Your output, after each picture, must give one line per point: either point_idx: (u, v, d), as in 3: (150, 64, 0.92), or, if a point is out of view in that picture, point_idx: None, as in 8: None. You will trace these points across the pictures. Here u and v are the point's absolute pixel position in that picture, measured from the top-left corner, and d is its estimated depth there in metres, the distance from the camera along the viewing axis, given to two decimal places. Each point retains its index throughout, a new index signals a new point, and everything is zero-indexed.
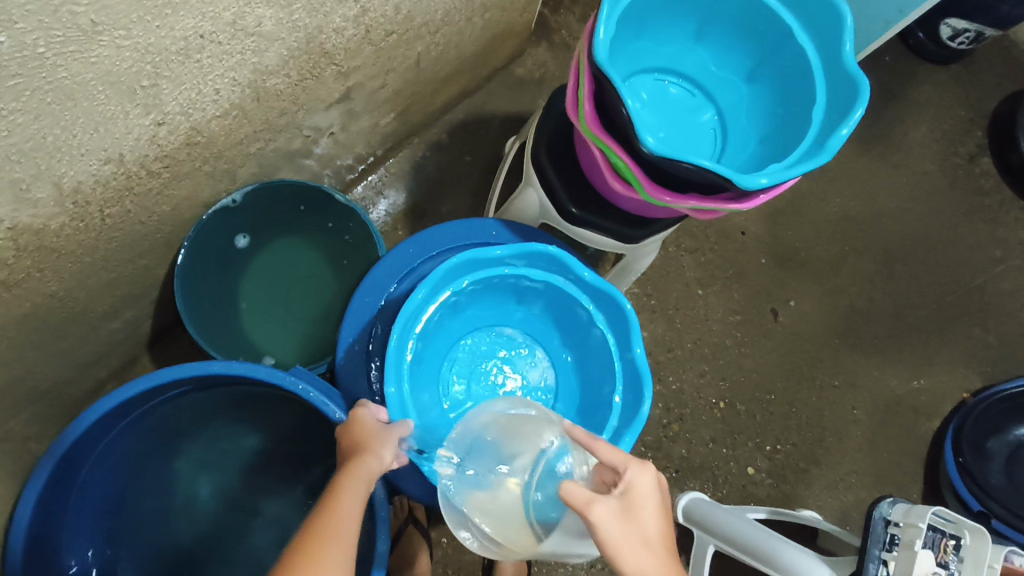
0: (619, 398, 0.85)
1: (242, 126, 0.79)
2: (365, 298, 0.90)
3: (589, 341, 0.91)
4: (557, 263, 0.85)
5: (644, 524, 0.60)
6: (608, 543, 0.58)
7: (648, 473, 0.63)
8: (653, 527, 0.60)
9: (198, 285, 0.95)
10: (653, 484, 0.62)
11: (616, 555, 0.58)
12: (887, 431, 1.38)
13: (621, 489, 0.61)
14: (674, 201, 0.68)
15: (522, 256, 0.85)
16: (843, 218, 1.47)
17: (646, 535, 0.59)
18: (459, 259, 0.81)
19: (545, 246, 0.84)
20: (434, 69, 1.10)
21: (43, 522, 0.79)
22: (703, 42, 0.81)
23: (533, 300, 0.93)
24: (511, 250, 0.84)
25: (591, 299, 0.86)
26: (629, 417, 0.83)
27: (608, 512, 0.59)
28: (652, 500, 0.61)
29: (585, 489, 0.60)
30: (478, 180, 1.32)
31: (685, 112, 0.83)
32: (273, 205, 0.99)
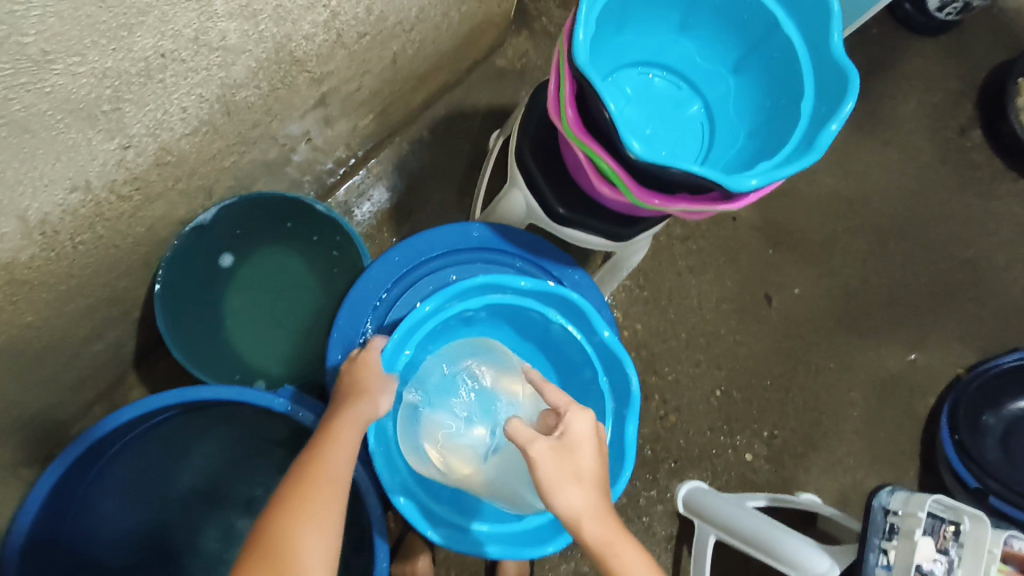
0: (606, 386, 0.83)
1: (214, 142, 0.76)
2: (349, 314, 0.88)
3: (552, 337, 0.87)
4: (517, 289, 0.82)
5: (579, 463, 0.63)
6: (544, 477, 0.62)
7: (588, 418, 0.66)
8: (588, 466, 0.64)
9: (180, 305, 0.93)
10: (592, 429, 0.66)
11: (549, 490, 0.62)
12: (883, 411, 1.39)
13: (562, 432, 0.64)
14: (664, 204, 0.66)
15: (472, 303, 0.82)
16: (833, 199, 1.46)
17: (579, 473, 0.63)
18: (397, 340, 0.77)
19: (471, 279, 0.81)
20: (412, 66, 1.07)
21: (44, 536, 0.80)
22: (688, 33, 0.79)
23: (489, 321, 0.89)
24: (437, 301, 0.80)
25: (547, 306, 0.83)
26: (622, 399, 0.81)
27: (548, 450, 0.63)
28: (589, 443, 0.65)
29: (527, 429, 0.63)
30: (463, 177, 1.30)
31: (672, 107, 0.81)
32: (249, 219, 0.96)
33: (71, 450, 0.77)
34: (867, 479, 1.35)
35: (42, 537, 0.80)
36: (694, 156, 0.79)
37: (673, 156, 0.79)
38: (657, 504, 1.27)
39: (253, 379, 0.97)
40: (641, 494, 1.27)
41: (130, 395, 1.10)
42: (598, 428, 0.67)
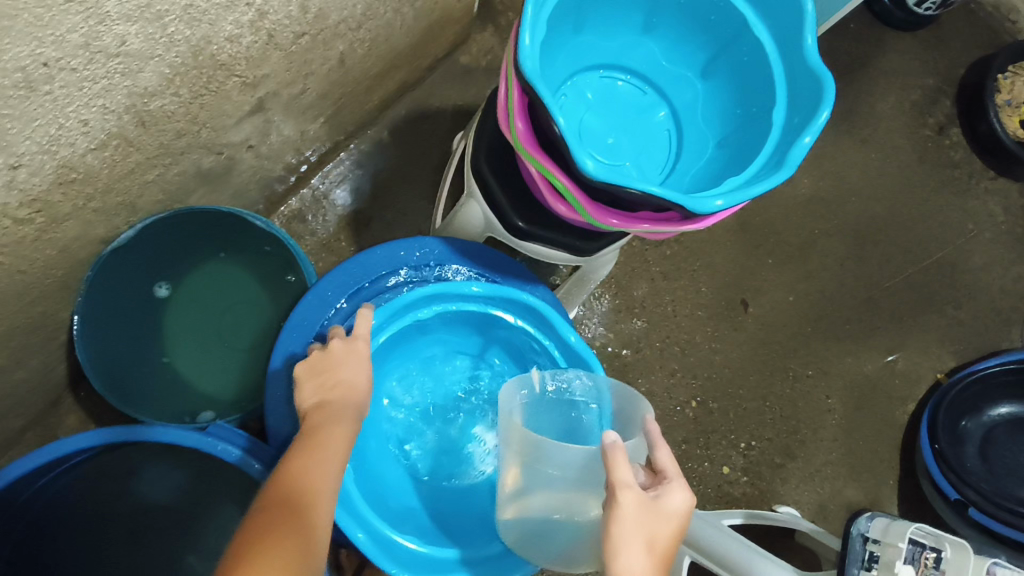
0: None
1: (130, 155, 0.69)
2: (290, 341, 0.81)
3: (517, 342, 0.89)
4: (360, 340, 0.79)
5: (658, 535, 0.58)
6: (616, 522, 0.58)
7: (689, 496, 0.61)
8: (663, 541, 0.58)
9: (107, 334, 0.86)
10: (686, 508, 0.61)
11: (614, 539, 0.57)
12: (862, 418, 1.35)
13: (656, 493, 0.60)
14: (624, 225, 0.60)
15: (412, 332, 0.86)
16: (811, 199, 1.41)
17: (652, 542, 0.58)
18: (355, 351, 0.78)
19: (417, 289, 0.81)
20: (364, 66, 1.00)
21: None
22: (653, 34, 0.73)
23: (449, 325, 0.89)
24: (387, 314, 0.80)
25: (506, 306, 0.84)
26: None
27: (633, 502, 0.59)
28: (677, 519, 0.60)
29: (627, 472, 0.60)
30: (425, 181, 1.22)
31: (635, 113, 0.75)
32: (181, 235, 0.89)
33: None
34: (846, 489, 1.31)
35: None
36: (660, 165, 0.73)
37: (636, 167, 0.73)
38: None
39: (195, 405, 0.89)
40: None
41: (66, 420, 0.99)
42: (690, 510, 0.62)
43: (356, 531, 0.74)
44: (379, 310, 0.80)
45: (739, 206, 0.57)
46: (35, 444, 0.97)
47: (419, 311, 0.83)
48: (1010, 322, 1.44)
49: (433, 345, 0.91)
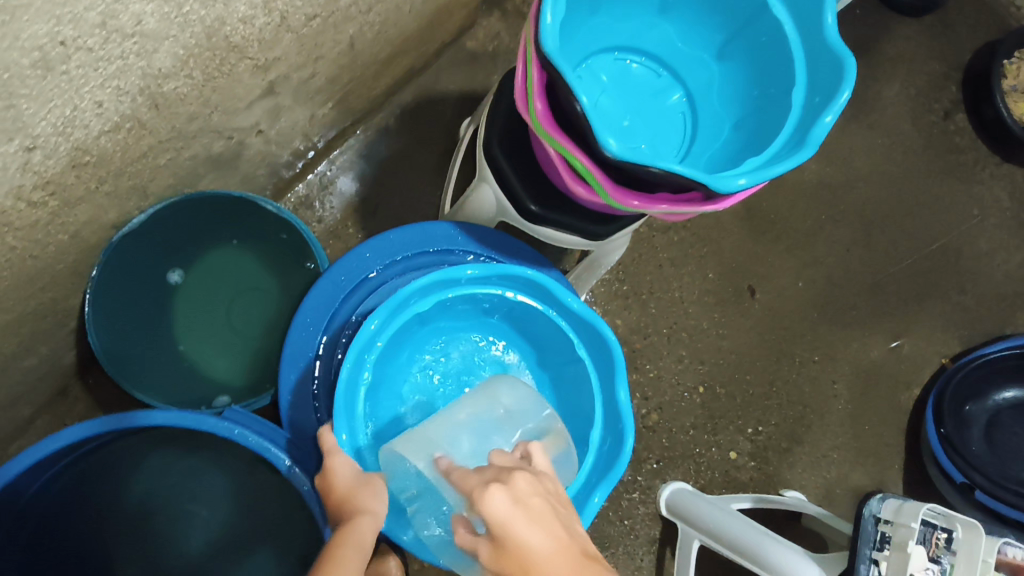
0: (585, 354, 0.79)
1: (143, 139, 0.68)
2: (304, 328, 0.81)
3: (527, 319, 0.83)
4: (360, 342, 0.73)
5: (519, 550, 0.51)
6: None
7: (495, 490, 0.54)
8: (532, 547, 0.51)
9: (121, 320, 0.85)
10: (509, 498, 0.54)
11: None
12: (868, 403, 1.35)
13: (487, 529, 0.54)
14: (644, 206, 0.60)
15: (414, 322, 0.81)
16: (818, 185, 1.41)
17: (527, 564, 0.51)
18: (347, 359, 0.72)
19: (412, 284, 0.75)
20: (371, 50, 0.99)
21: None
22: (668, 15, 0.72)
23: (453, 310, 0.84)
24: (383, 314, 0.74)
25: (512, 287, 0.79)
26: (606, 366, 0.77)
27: (489, 557, 0.53)
28: (516, 518, 0.53)
29: (467, 540, 0.56)
30: (432, 168, 1.21)
31: (650, 95, 0.75)
32: (190, 221, 0.88)
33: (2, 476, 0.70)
34: (852, 473, 1.32)
35: None
36: (675, 148, 0.73)
37: (651, 149, 0.73)
38: (639, 506, 1.23)
39: (209, 391, 0.89)
40: (623, 496, 1.22)
41: (76, 408, 0.99)
42: (519, 487, 0.55)
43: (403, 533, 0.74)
44: (379, 311, 0.74)
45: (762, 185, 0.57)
46: (45, 432, 0.97)
47: (418, 303, 0.77)
48: (1015, 308, 1.44)
49: (438, 325, 0.86)
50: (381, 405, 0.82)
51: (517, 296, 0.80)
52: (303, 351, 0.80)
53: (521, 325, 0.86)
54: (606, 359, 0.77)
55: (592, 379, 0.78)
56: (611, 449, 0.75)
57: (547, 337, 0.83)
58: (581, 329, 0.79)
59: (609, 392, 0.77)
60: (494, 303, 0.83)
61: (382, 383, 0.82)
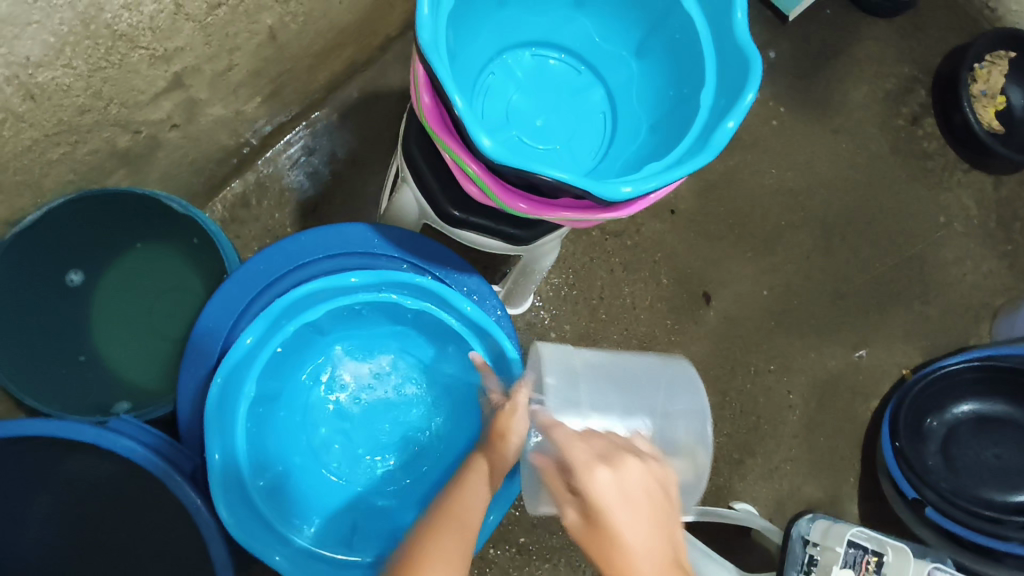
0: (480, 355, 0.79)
1: (23, 131, 0.65)
2: (209, 334, 0.77)
3: (423, 325, 0.84)
4: (233, 360, 0.71)
5: (616, 536, 0.55)
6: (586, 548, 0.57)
7: (598, 473, 0.57)
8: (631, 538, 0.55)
9: (18, 324, 0.81)
10: (622, 478, 0.58)
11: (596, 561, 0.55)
12: (824, 415, 1.32)
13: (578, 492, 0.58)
14: (543, 214, 0.57)
15: (299, 332, 0.81)
16: (778, 190, 1.38)
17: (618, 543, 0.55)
18: (218, 377, 0.69)
19: (284, 299, 0.73)
20: (301, 42, 0.95)
21: None
22: (586, 10, 0.68)
23: (341, 319, 0.84)
24: (257, 328, 0.72)
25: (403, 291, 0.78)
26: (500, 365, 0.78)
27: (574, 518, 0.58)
28: (614, 502, 0.56)
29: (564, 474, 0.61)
30: (377, 166, 1.18)
31: (568, 94, 0.72)
32: (95, 223, 0.85)
33: None
34: (805, 486, 1.29)
35: None
36: (592, 150, 0.70)
37: (566, 150, 0.70)
38: None
39: (113, 397, 0.85)
40: None
41: None
42: (641, 479, 0.58)
43: (270, 555, 0.71)
44: (253, 323, 0.72)
45: (668, 186, 0.54)
46: None
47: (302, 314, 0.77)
48: (980, 319, 1.41)
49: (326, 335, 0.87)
50: (273, 416, 0.83)
51: (414, 304, 0.79)
52: (205, 360, 0.77)
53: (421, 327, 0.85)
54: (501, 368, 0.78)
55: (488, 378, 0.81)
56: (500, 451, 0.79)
57: (449, 342, 0.84)
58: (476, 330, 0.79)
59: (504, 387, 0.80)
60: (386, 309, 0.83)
61: (269, 395, 0.81)
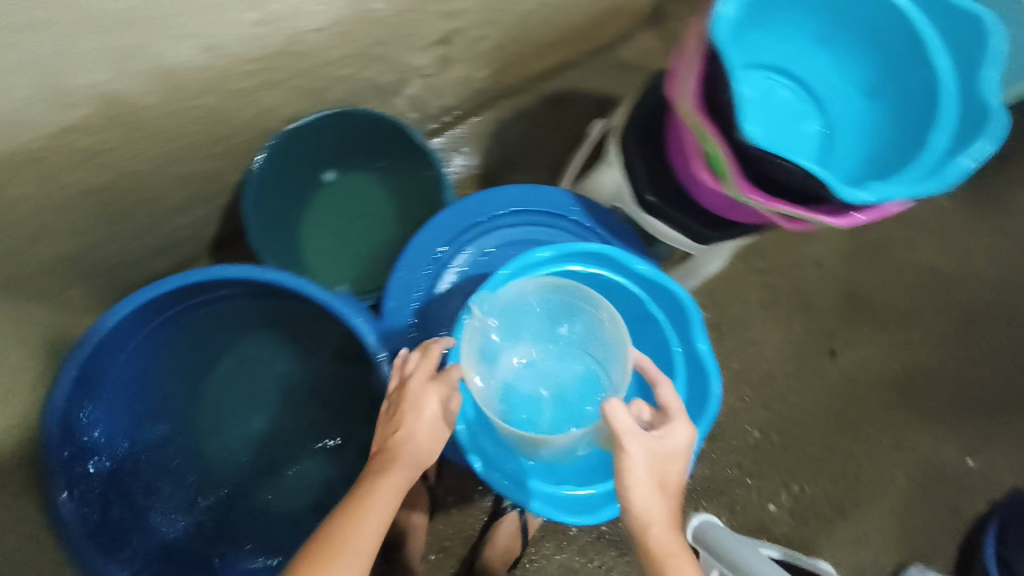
0: (677, 350, 0.75)
1: (339, 46, 0.79)
2: (419, 246, 0.87)
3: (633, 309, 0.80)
4: (522, 264, 0.74)
5: (671, 465, 0.62)
6: (628, 472, 0.60)
7: (686, 428, 0.63)
8: (673, 478, 0.62)
9: (269, 203, 0.96)
10: (688, 440, 0.63)
11: (626, 482, 0.60)
12: (927, 501, 1.30)
13: (659, 434, 0.62)
14: (766, 202, 0.62)
15: (528, 288, 0.79)
16: (929, 270, 1.37)
17: (665, 481, 0.61)
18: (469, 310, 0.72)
19: (540, 252, 0.74)
20: (537, 31, 1.08)
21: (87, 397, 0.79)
22: (827, 47, 0.75)
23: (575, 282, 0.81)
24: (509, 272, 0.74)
25: (621, 274, 0.76)
26: (698, 371, 0.73)
27: (642, 447, 0.60)
28: (681, 455, 0.63)
29: (626, 419, 0.60)
30: (557, 155, 1.29)
31: (790, 116, 0.79)
32: (349, 134, 0.98)
33: (126, 304, 0.76)
34: (892, 564, 1.26)
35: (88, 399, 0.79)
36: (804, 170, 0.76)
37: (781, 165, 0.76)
38: None
39: (337, 279, 1.03)
40: None
41: None
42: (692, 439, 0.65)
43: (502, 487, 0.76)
44: (507, 267, 0.74)
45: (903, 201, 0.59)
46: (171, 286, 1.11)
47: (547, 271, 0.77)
48: None
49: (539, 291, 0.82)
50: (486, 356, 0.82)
51: (655, 313, 0.76)
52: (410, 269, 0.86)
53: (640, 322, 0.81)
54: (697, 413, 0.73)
55: (679, 374, 0.75)
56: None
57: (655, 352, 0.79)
58: (674, 315, 0.75)
59: (697, 381, 0.74)
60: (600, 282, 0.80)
61: None
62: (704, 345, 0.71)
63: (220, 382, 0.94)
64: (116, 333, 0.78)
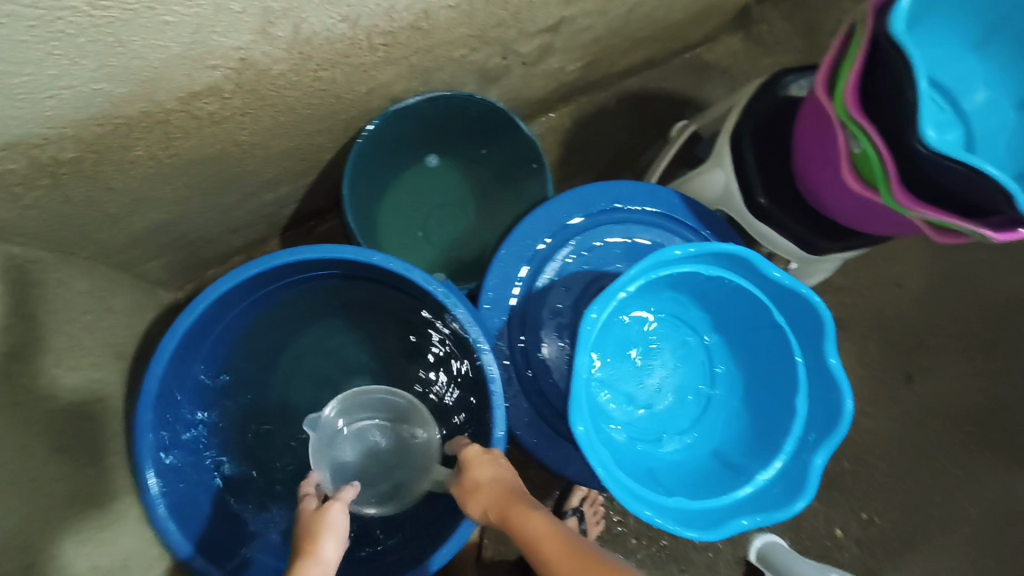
0: (800, 361, 0.73)
1: (462, 26, 0.76)
2: (523, 236, 0.84)
3: (744, 317, 0.77)
4: (659, 259, 0.71)
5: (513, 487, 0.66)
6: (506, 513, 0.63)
7: (475, 445, 0.71)
8: (505, 483, 0.67)
9: (362, 184, 0.95)
10: (483, 451, 0.70)
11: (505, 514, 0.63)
12: (999, 539, 1.25)
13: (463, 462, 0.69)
14: (921, 210, 0.59)
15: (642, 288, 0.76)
16: (1013, 299, 1.32)
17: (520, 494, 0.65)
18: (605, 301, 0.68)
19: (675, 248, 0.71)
20: (636, 26, 1.05)
21: (176, 371, 0.76)
22: (980, 53, 0.73)
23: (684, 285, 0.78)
24: (644, 266, 0.70)
25: (747, 277, 0.74)
26: (824, 383, 0.71)
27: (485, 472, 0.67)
28: (488, 461, 0.68)
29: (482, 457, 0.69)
30: (636, 155, 1.25)
31: (934, 122, 0.72)
32: (453, 120, 0.97)
33: (225, 280, 0.73)
34: None
35: (177, 372, 0.77)
36: None
37: None
38: (727, 545, 1.20)
39: (431, 267, 1.03)
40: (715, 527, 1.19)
41: None
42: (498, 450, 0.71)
43: (645, 510, 0.66)
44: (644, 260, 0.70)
45: None
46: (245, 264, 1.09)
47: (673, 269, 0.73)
48: None
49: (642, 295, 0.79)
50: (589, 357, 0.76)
51: (778, 317, 0.74)
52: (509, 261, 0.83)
53: (742, 345, 0.79)
54: (825, 426, 0.70)
55: (801, 385, 0.72)
56: (778, 499, 0.69)
57: (761, 361, 0.78)
58: (798, 323, 0.73)
59: (820, 393, 0.72)
60: (710, 288, 0.78)
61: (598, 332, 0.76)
62: (841, 355, 0.68)
63: (300, 361, 0.91)
64: (212, 307, 0.76)
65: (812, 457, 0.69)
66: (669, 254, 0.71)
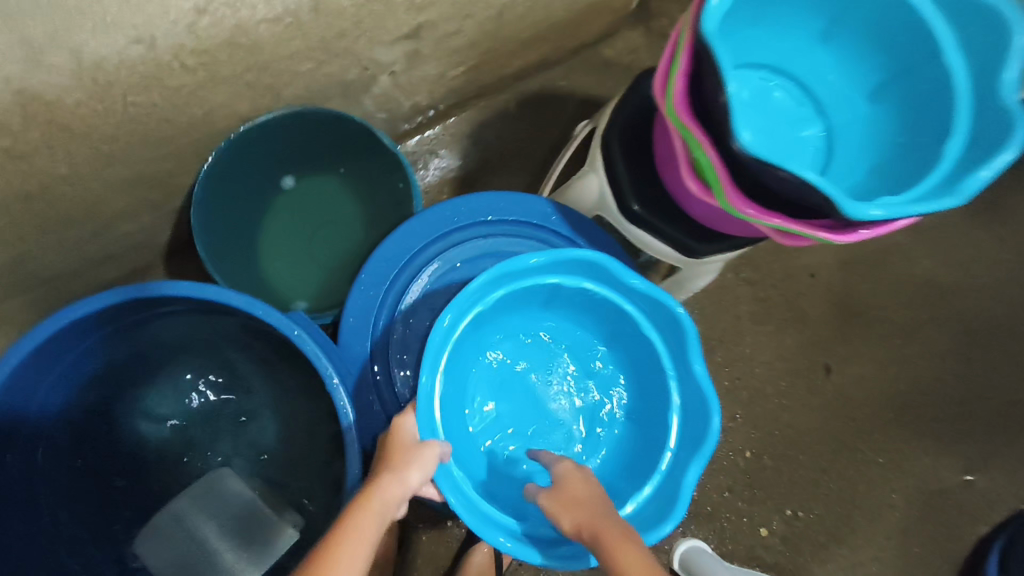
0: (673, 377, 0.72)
1: (295, 39, 0.72)
2: (380, 257, 0.83)
3: (623, 330, 0.78)
4: (509, 267, 0.72)
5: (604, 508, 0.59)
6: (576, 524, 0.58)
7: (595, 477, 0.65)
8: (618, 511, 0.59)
9: (219, 213, 0.89)
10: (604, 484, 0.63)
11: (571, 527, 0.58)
12: (924, 525, 1.24)
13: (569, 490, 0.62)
14: (758, 216, 0.56)
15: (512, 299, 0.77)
16: (927, 282, 1.31)
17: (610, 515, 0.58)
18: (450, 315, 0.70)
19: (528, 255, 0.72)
20: (515, 27, 1.01)
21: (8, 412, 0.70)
22: (829, 44, 0.69)
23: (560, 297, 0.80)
24: (493, 274, 0.72)
25: (615, 288, 0.74)
26: (695, 400, 0.70)
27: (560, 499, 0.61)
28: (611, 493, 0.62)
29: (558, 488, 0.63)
30: (538, 158, 1.21)
31: (786, 122, 0.72)
32: (308, 134, 0.92)
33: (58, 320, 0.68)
34: None
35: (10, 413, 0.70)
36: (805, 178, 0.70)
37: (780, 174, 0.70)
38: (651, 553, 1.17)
39: (313, 291, 0.97)
40: None
41: None
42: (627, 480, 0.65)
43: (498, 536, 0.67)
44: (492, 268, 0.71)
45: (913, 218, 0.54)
46: None
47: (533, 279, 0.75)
48: None
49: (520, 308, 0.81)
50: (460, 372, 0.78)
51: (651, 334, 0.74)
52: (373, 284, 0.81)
53: (632, 362, 0.79)
54: (691, 445, 0.69)
55: (674, 397, 0.72)
56: (643, 521, 0.68)
57: (645, 375, 0.77)
58: (675, 337, 0.72)
59: (692, 409, 0.71)
60: (588, 301, 0.78)
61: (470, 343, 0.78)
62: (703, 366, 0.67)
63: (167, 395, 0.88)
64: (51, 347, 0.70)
65: (682, 475, 0.68)
66: (521, 262, 0.72)
